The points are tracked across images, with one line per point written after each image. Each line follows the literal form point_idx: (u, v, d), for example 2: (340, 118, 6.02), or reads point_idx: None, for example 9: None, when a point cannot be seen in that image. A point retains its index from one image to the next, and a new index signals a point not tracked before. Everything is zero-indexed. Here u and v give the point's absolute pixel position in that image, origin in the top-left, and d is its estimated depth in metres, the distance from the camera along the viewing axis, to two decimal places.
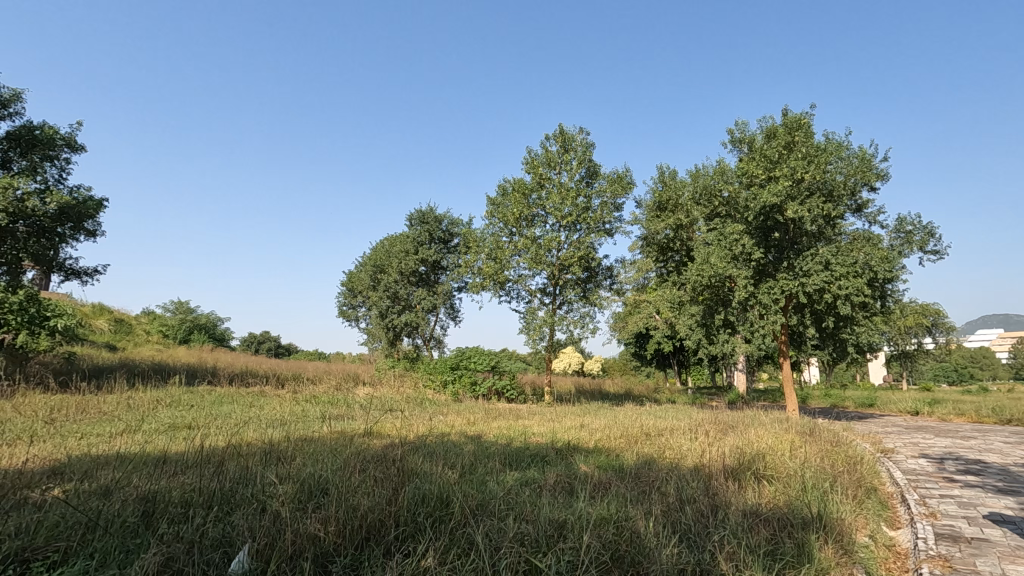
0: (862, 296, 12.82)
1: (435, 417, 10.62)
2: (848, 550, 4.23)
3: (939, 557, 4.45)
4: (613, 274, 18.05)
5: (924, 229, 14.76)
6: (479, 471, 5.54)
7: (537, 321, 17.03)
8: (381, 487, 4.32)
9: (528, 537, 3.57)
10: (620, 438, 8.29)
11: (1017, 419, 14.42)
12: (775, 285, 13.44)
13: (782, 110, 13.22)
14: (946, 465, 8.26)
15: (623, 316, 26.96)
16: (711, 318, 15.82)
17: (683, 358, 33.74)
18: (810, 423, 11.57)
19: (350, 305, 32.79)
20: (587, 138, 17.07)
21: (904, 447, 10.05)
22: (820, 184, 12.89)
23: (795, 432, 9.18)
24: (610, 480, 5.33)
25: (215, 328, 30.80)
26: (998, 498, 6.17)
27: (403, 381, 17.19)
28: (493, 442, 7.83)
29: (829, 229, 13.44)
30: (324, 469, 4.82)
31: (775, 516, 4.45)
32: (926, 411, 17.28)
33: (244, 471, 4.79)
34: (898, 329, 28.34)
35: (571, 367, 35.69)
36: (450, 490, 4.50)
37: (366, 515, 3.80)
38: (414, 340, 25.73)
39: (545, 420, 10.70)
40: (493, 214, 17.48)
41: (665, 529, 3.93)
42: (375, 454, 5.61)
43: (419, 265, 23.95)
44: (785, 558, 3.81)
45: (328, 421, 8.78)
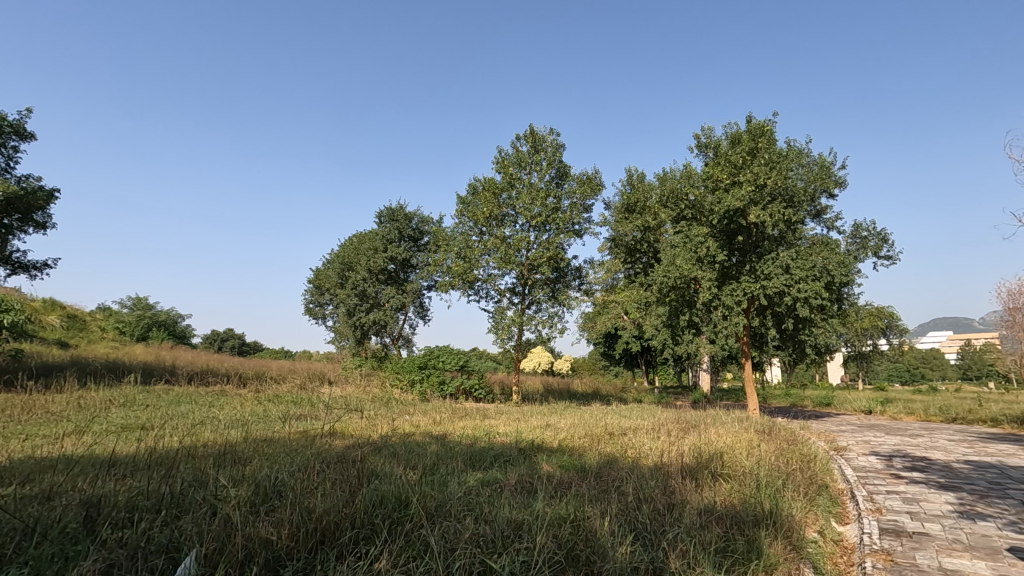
0: (820, 299, 13.22)
1: (401, 416, 10.51)
2: (797, 546, 4.37)
3: (882, 551, 4.63)
4: (581, 274, 18.23)
5: (878, 235, 15.35)
6: (441, 471, 5.52)
7: (506, 321, 17.05)
8: (339, 489, 4.26)
9: (483, 539, 3.58)
10: (584, 437, 8.34)
11: (963, 418, 15.08)
12: (738, 287, 13.75)
13: (746, 117, 13.55)
14: (894, 462, 8.60)
15: (592, 316, 27.23)
16: (676, 318, 16.09)
17: (650, 358, 34.22)
18: (770, 422, 11.87)
19: (317, 303, 32.25)
20: (558, 138, 17.19)
21: (857, 445, 10.43)
22: (782, 190, 13.27)
23: (754, 430, 9.41)
24: (571, 479, 5.38)
25: (176, 325, 29.91)
26: (939, 494, 6.47)
27: (370, 380, 16.92)
28: (456, 442, 7.79)
29: (790, 234, 13.86)
30: (282, 470, 4.74)
31: (729, 514, 4.56)
32: (879, 411, 17.93)
33: (197, 473, 4.66)
34: (855, 331, 29.38)
35: (540, 367, 35.74)
36: (408, 491, 4.47)
37: (321, 517, 3.74)
38: (382, 339, 25.46)
39: (512, 420, 10.68)
40: (463, 213, 17.42)
41: (620, 528, 3.99)
42: (336, 455, 5.52)
43: (388, 263, 23.72)
44: (736, 555, 3.91)
45: (289, 421, 8.62)
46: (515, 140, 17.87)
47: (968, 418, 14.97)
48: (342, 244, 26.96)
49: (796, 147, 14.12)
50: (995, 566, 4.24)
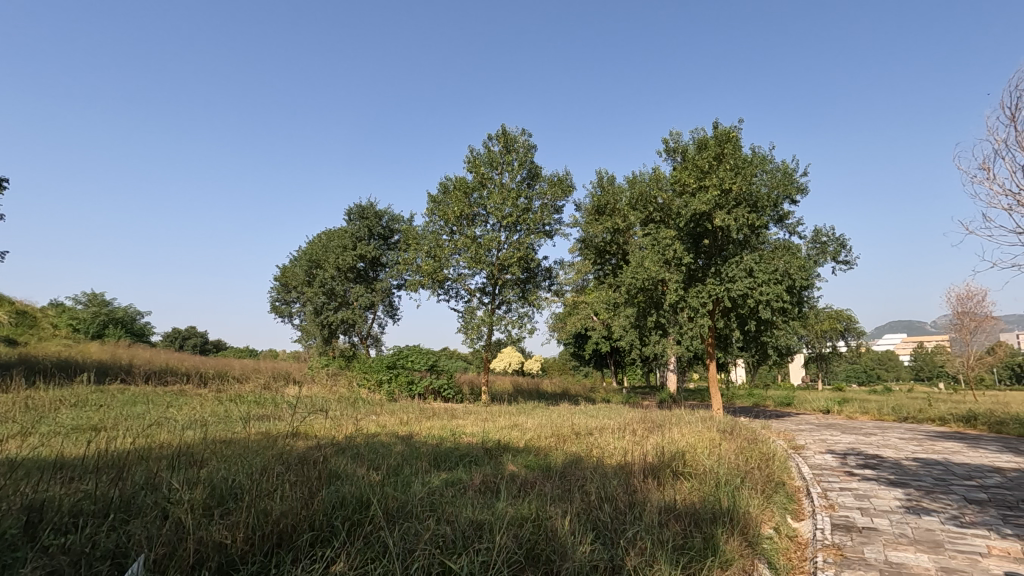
0: (781, 302, 13.58)
1: (367, 417, 10.39)
2: (752, 542, 4.49)
3: (833, 546, 4.79)
4: (552, 275, 18.35)
5: (837, 241, 15.87)
6: (405, 472, 5.46)
7: (476, 321, 17.01)
8: (299, 491, 4.18)
9: (444, 539, 3.56)
10: (550, 437, 8.39)
11: (913, 417, 15.73)
12: (703, 290, 14.04)
13: (713, 123, 13.83)
14: (848, 460, 8.91)
15: (562, 317, 27.41)
16: (644, 320, 16.33)
17: (619, 359, 34.63)
18: (733, 421, 12.14)
19: (283, 300, 31.59)
20: (529, 139, 17.26)
21: (814, 443, 10.77)
22: (746, 195, 13.60)
23: (716, 430, 9.61)
24: (535, 479, 5.40)
25: (133, 322, 28.86)
26: (889, 490, 6.73)
27: (336, 380, 16.61)
28: (423, 442, 7.75)
29: (753, 238, 14.18)
30: (239, 473, 4.62)
31: (688, 512, 4.66)
32: (836, 411, 18.53)
33: (150, 476, 4.50)
34: (816, 332, 30.39)
35: (510, 367, 35.70)
36: (370, 492, 4.42)
37: (278, 521, 3.66)
38: (350, 339, 25.10)
39: (480, 420, 10.66)
40: (433, 212, 17.32)
41: (581, 526, 4.02)
42: (297, 456, 5.42)
43: (357, 261, 23.42)
44: (693, 552, 3.99)
45: (250, 422, 8.43)
46: (487, 140, 17.86)
47: (918, 417, 15.61)
48: (310, 242, 26.50)
49: (760, 153, 14.46)
50: (937, 558, 4.44)
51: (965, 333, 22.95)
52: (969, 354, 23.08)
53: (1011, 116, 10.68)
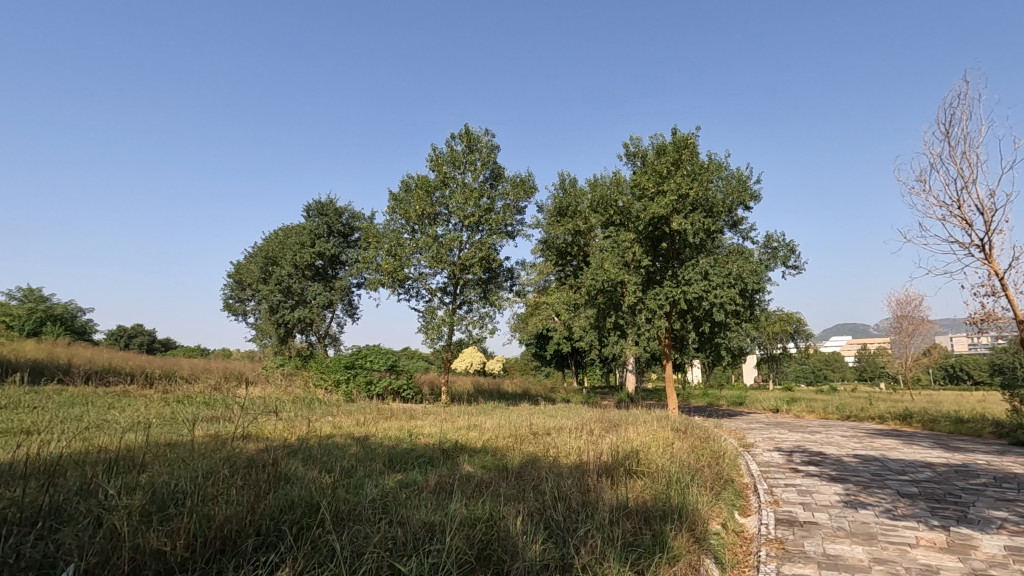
0: (734, 305, 14.01)
1: (322, 418, 10.15)
2: (699, 538, 4.62)
3: (775, 540, 4.99)
4: (513, 275, 18.41)
5: (786, 247, 16.47)
6: (358, 474, 5.37)
7: (436, 321, 16.90)
8: (244, 494, 4.05)
9: (394, 541, 3.52)
10: (508, 437, 8.43)
11: (856, 416, 16.51)
12: (661, 292, 14.36)
13: (672, 129, 14.18)
14: (794, 457, 9.29)
15: (524, 317, 27.57)
16: (603, 321, 16.61)
17: (580, 360, 35.04)
18: (687, 420, 12.47)
19: (237, 298, 30.59)
20: (492, 140, 17.26)
21: (763, 441, 11.19)
22: (703, 200, 13.94)
23: (670, 429, 9.85)
24: (491, 480, 5.40)
25: (74, 319, 27.39)
26: (830, 486, 7.05)
27: (292, 380, 16.15)
28: (379, 443, 7.65)
29: (709, 242, 14.58)
30: (183, 476, 4.44)
31: (639, 509, 4.76)
32: (785, 410, 19.26)
33: (84, 482, 4.28)
34: (767, 334, 31.59)
35: (472, 367, 35.59)
36: (320, 495, 4.32)
37: (222, 526, 3.53)
38: (307, 338, 24.54)
39: (438, 421, 10.63)
40: (394, 210, 17.10)
41: (532, 525, 4.05)
42: (244, 459, 5.25)
43: (315, 259, 22.92)
44: (641, 548, 4.07)
45: (197, 423, 8.11)
46: (450, 139, 17.78)
47: (859, 416, 16.40)
48: (267, 238, 25.78)
49: (715, 160, 14.87)
50: (870, 549, 4.68)
51: (904, 335, 24.27)
52: (907, 355, 24.41)
53: (946, 132, 11.49)
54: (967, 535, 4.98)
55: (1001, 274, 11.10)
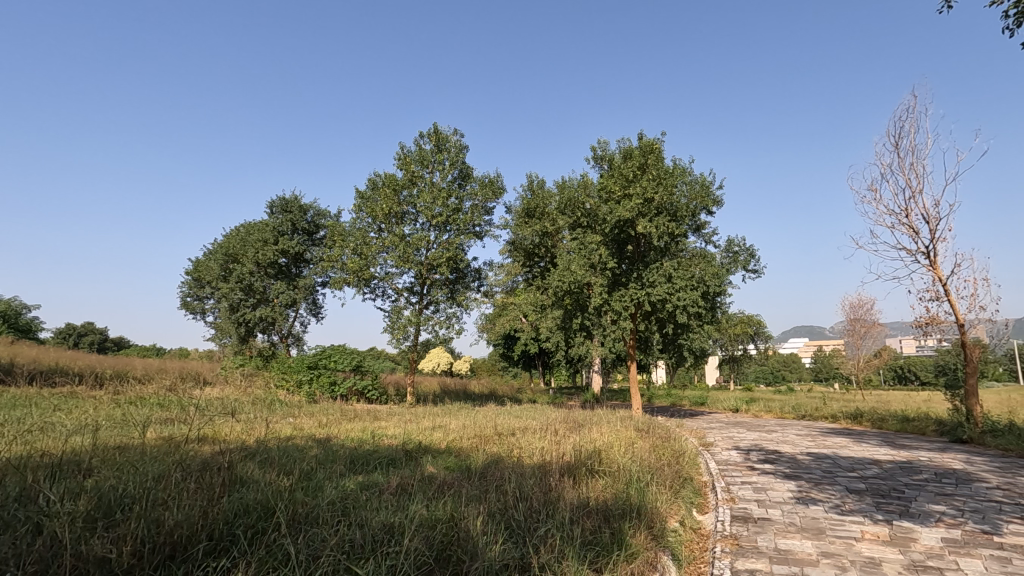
0: (696, 307, 14.33)
1: (282, 419, 9.91)
2: (657, 535, 4.71)
3: (730, 536, 5.14)
4: (481, 276, 18.40)
5: (747, 251, 16.95)
6: (318, 477, 5.26)
7: (402, 321, 16.75)
8: (196, 498, 3.92)
9: (351, 544, 3.48)
10: (473, 438, 8.43)
11: (810, 415, 17.12)
12: (626, 293, 14.58)
13: (638, 134, 14.42)
14: (751, 455, 9.58)
15: (491, 318, 27.61)
16: (570, 322, 16.79)
17: (547, 360, 35.26)
18: (650, 420, 12.69)
19: (195, 296, 29.64)
20: (461, 139, 17.22)
21: (722, 440, 11.49)
22: (667, 205, 14.22)
23: (633, 428, 10.02)
24: (454, 480, 5.40)
25: (17, 317, 26.02)
26: (783, 483, 7.30)
27: (252, 380, 15.71)
28: (341, 444, 7.55)
29: (673, 246, 14.87)
30: (131, 481, 4.27)
31: (599, 508, 4.82)
32: (744, 410, 19.81)
33: (23, 488, 4.07)
34: (729, 336, 32.45)
35: (438, 368, 35.38)
36: (276, 498, 4.23)
37: (172, 531, 3.41)
38: (269, 337, 23.99)
39: (403, 421, 10.54)
40: (361, 208, 16.87)
41: (493, 525, 4.07)
42: (198, 462, 5.08)
43: (278, 257, 22.41)
44: (600, 547, 4.12)
45: (150, 425, 7.81)
46: (418, 138, 17.67)
47: (814, 415, 17.01)
48: (227, 234, 25.06)
49: (680, 165, 15.18)
50: (819, 544, 4.86)
51: (857, 338, 25.35)
52: (859, 357, 25.49)
53: (896, 144, 12.06)
54: (908, 528, 5.25)
55: (944, 280, 11.69)
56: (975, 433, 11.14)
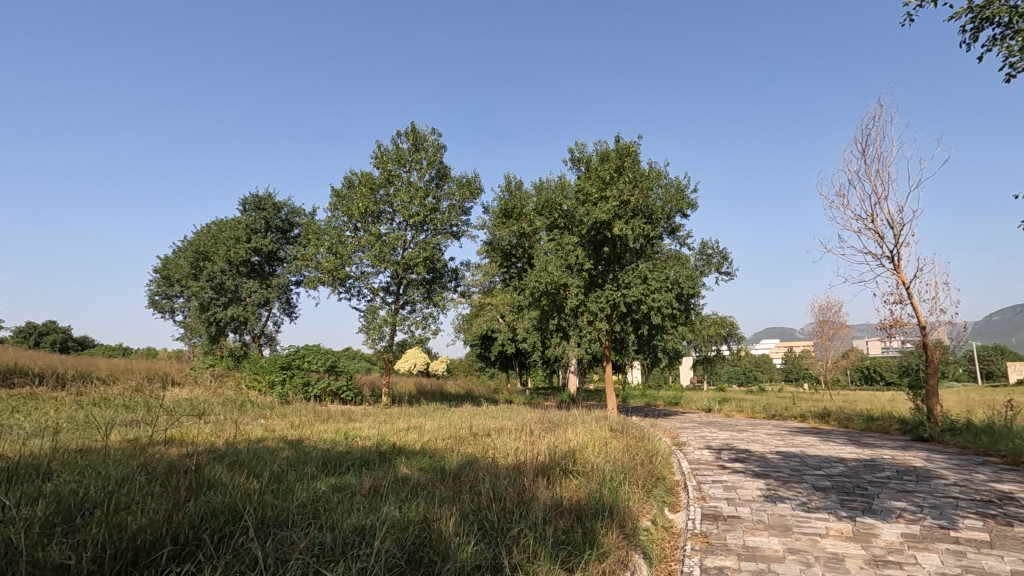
0: (671, 308, 14.51)
1: (253, 420, 9.72)
2: (630, 534, 4.76)
3: (701, 534, 5.23)
4: (458, 276, 18.34)
5: (720, 253, 17.25)
6: (289, 479, 5.17)
7: (378, 321, 16.60)
8: (161, 502, 3.81)
9: (322, 546, 3.44)
10: (448, 439, 8.40)
11: (780, 415, 17.50)
12: (602, 294, 14.70)
13: (615, 137, 14.56)
14: (722, 454, 9.75)
15: (468, 318, 27.55)
16: (547, 322, 16.87)
17: (523, 361, 35.32)
18: (625, 420, 12.80)
19: (164, 294, 28.91)
20: (438, 139, 17.15)
21: (695, 440, 11.66)
22: (643, 207, 14.39)
23: (607, 428, 10.11)
24: (427, 481, 5.38)
25: None
26: (753, 481, 7.46)
27: (223, 380, 15.38)
28: (314, 446, 7.45)
29: (649, 248, 15.05)
30: (92, 485, 4.13)
31: (572, 508, 4.86)
32: (717, 410, 20.16)
33: None
34: (703, 338, 32.98)
35: (414, 368, 35.14)
36: (245, 502, 4.15)
37: (134, 536, 3.31)
38: (241, 336, 23.53)
39: (377, 422, 10.43)
40: (337, 206, 16.66)
41: (465, 526, 4.06)
42: (164, 465, 4.95)
43: (251, 255, 21.97)
44: (572, 546, 4.14)
45: (114, 428, 7.56)
46: (396, 136, 17.55)
47: (784, 415, 17.39)
48: (197, 231, 24.48)
49: (656, 168, 15.37)
50: (786, 541, 4.98)
51: (824, 339, 26.04)
52: (827, 358, 26.16)
53: (863, 151, 12.43)
54: (870, 524, 5.41)
55: (907, 283, 12.08)
56: (935, 432, 11.56)
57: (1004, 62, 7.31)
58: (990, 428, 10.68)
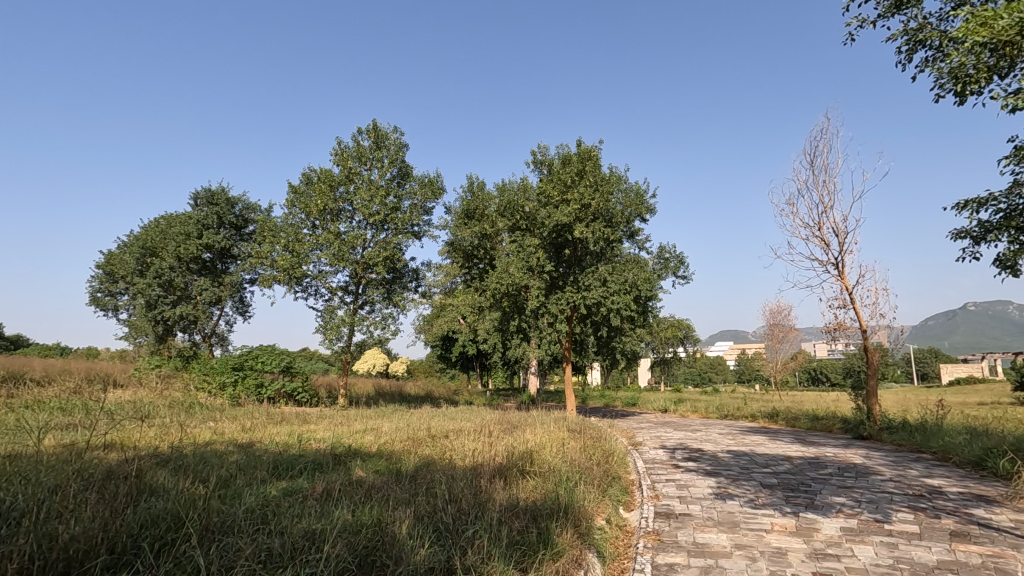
0: (629, 311, 14.76)
1: (201, 423, 9.37)
2: (584, 534, 4.83)
3: (653, 532, 5.34)
4: (419, 277, 18.20)
5: (676, 258, 17.70)
6: (237, 484, 5.01)
7: (336, 321, 16.26)
8: (97, 510, 3.63)
9: (268, 553, 3.35)
10: (405, 440, 8.31)
11: (732, 415, 18.07)
12: (562, 296, 14.87)
13: (577, 141, 14.78)
14: (676, 454, 10.00)
15: (430, 319, 27.35)
16: (507, 324, 16.92)
17: (484, 362, 35.29)
18: (583, 421, 12.94)
19: (106, 292, 27.54)
20: (401, 138, 16.98)
21: (650, 440, 11.91)
22: (603, 211, 14.62)
23: (565, 429, 10.20)
24: (382, 484, 5.31)
25: None
26: (704, 480, 7.68)
27: (170, 381, 14.74)
28: (265, 449, 7.23)
29: (609, 251, 15.30)
30: (21, 492, 3.90)
31: (528, 508, 4.88)
32: (672, 410, 20.65)
33: None
34: (661, 340, 33.74)
35: (373, 369, 34.61)
36: (189, 508, 4.00)
37: (66, 546, 3.14)
38: (190, 336, 22.63)
39: (332, 424, 10.22)
40: (294, 203, 16.25)
41: (420, 528, 4.04)
42: (102, 471, 4.70)
43: (202, 251, 21.16)
44: (526, 547, 4.17)
45: (48, 432, 7.14)
46: (357, 133, 17.29)
47: (735, 415, 17.97)
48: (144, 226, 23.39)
49: (617, 173, 15.64)
50: (733, 537, 5.15)
51: (775, 341, 27.07)
52: (777, 359, 27.14)
53: (811, 162, 12.98)
54: (811, 520, 5.65)
55: (850, 289, 12.68)
56: (874, 430, 12.16)
57: (934, 83, 7.78)
58: (924, 427, 11.32)
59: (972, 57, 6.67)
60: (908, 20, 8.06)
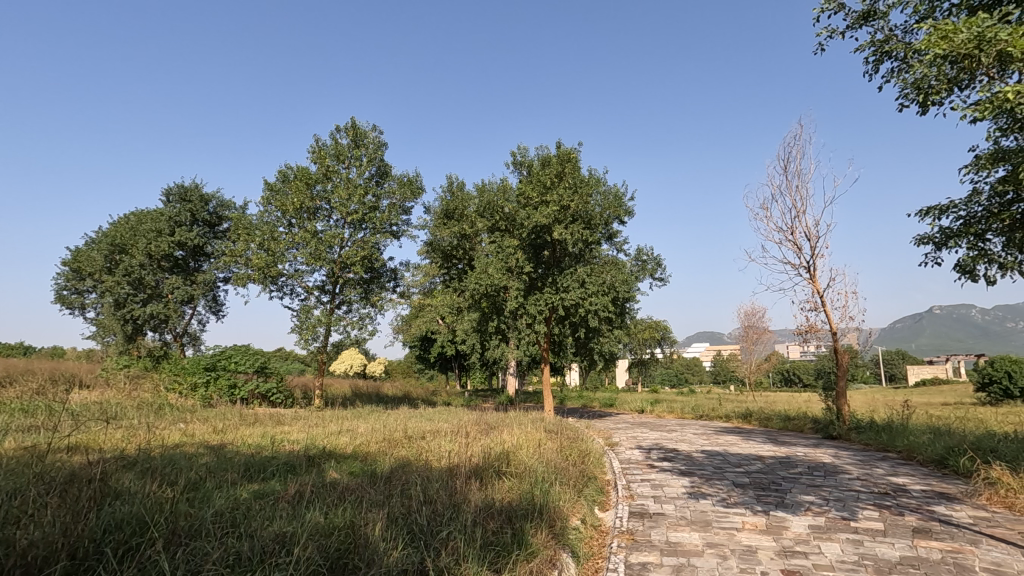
0: (607, 312, 14.86)
1: (171, 425, 9.16)
2: (558, 534, 4.84)
3: (627, 531, 5.40)
4: (397, 276, 18.08)
5: (654, 260, 17.90)
6: (207, 486, 4.91)
7: (312, 321, 16.05)
8: (59, 514, 3.52)
9: (237, 557, 3.29)
10: (381, 441, 8.25)
11: (707, 416, 18.33)
12: (541, 298, 14.92)
13: (557, 143, 14.84)
14: (651, 454, 10.11)
15: (408, 319, 27.20)
16: (486, 325, 16.93)
17: (463, 363, 35.20)
18: (561, 421, 13.00)
19: (73, 289, 26.72)
20: (380, 137, 16.86)
21: (626, 440, 12.01)
22: (582, 213, 14.70)
23: (543, 430, 10.24)
24: (356, 485, 5.26)
25: None
26: (678, 479, 7.78)
27: (139, 381, 14.39)
28: (237, 451, 7.11)
29: (587, 253, 15.39)
30: None
31: (503, 509, 4.88)
32: (649, 411, 20.89)
33: None
34: (638, 341, 34.09)
35: (350, 369, 34.26)
36: (155, 512, 3.90)
37: (25, 552, 3.04)
38: (161, 335, 22.10)
39: (307, 426, 10.08)
40: (270, 201, 16.00)
41: (393, 530, 4.01)
42: (64, 474, 4.56)
43: (174, 249, 20.69)
44: (500, 547, 4.17)
45: (8, 435, 6.89)
46: (335, 131, 17.11)
47: (710, 416, 18.25)
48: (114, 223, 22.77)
49: (596, 175, 15.74)
50: (705, 535, 5.22)
51: (749, 342, 27.53)
52: (751, 360, 27.61)
53: (785, 167, 13.25)
54: (781, 518, 5.77)
55: (821, 292, 12.96)
56: (843, 430, 12.46)
57: (899, 93, 8.01)
58: (890, 426, 11.64)
59: (934, 68, 6.88)
60: (874, 32, 8.30)
